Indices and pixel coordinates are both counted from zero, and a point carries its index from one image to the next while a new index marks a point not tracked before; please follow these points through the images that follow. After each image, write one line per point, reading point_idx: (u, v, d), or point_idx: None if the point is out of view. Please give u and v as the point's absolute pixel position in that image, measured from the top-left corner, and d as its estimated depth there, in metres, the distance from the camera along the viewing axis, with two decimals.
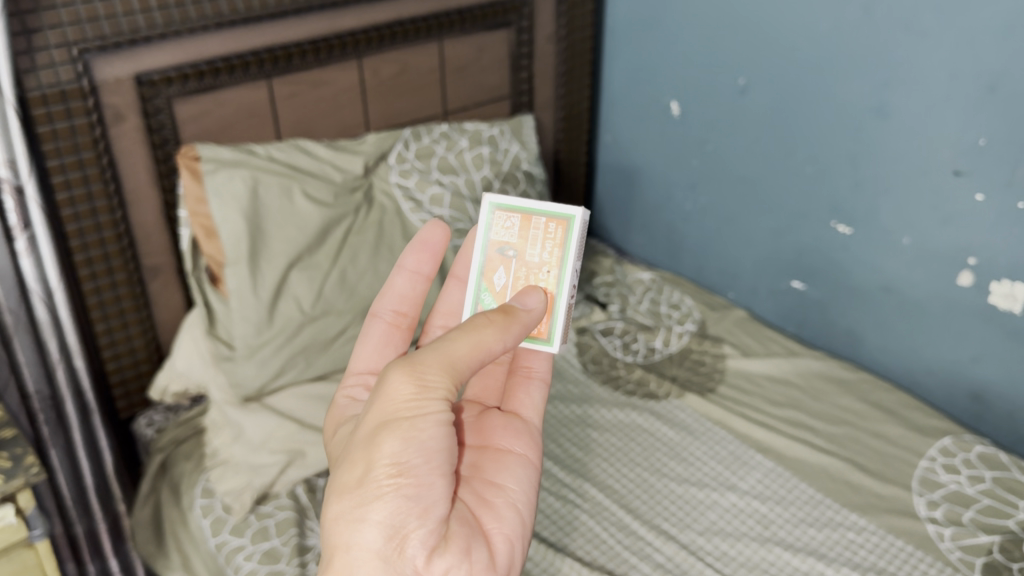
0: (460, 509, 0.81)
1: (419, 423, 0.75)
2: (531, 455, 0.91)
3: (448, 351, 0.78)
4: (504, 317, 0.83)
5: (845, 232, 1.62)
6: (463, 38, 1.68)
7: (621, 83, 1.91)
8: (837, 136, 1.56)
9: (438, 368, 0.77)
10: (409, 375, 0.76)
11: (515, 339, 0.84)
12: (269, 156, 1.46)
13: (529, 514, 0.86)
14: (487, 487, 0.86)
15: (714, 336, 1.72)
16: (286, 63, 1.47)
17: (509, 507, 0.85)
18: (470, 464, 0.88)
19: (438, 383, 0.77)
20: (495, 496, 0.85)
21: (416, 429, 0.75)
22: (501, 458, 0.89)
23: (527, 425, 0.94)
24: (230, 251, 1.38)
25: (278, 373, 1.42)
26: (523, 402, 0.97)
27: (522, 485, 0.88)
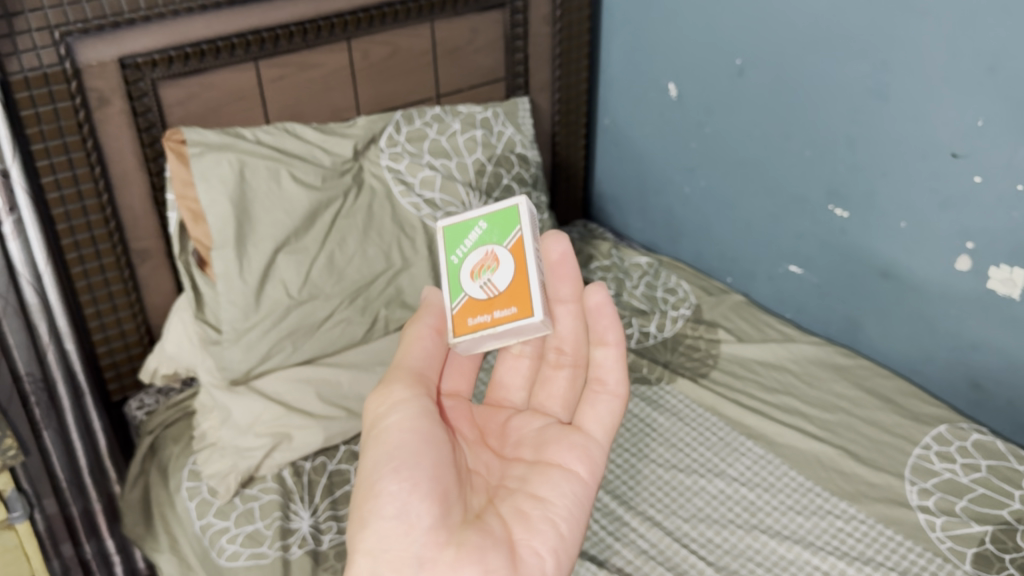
0: (486, 525, 0.85)
1: (382, 440, 0.86)
2: (581, 471, 0.92)
3: (397, 366, 0.93)
4: (416, 312, 0.96)
5: (842, 215, 1.59)
6: (456, 20, 1.66)
7: (619, 64, 1.88)
8: (835, 117, 1.53)
9: (402, 388, 0.90)
10: (379, 402, 0.89)
11: (435, 316, 0.96)
12: (256, 139, 1.46)
13: (568, 529, 0.88)
14: (527, 500, 0.88)
15: (709, 321, 1.70)
16: (273, 45, 1.46)
17: (545, 522, 0.87)
18: (522, 477, 0.92)
19: (402, 401, 0.88)
20: (532, 510, 0.87)
21: (383, 447, 0.85)
22: (548, 473, 0.91)
23: (586, 440, 0.95)
24: (216, 235, 1.38)
25: (264, 358, 1.41)
26: (588, 415, 0.97)
27: (563, 498, 0.89)
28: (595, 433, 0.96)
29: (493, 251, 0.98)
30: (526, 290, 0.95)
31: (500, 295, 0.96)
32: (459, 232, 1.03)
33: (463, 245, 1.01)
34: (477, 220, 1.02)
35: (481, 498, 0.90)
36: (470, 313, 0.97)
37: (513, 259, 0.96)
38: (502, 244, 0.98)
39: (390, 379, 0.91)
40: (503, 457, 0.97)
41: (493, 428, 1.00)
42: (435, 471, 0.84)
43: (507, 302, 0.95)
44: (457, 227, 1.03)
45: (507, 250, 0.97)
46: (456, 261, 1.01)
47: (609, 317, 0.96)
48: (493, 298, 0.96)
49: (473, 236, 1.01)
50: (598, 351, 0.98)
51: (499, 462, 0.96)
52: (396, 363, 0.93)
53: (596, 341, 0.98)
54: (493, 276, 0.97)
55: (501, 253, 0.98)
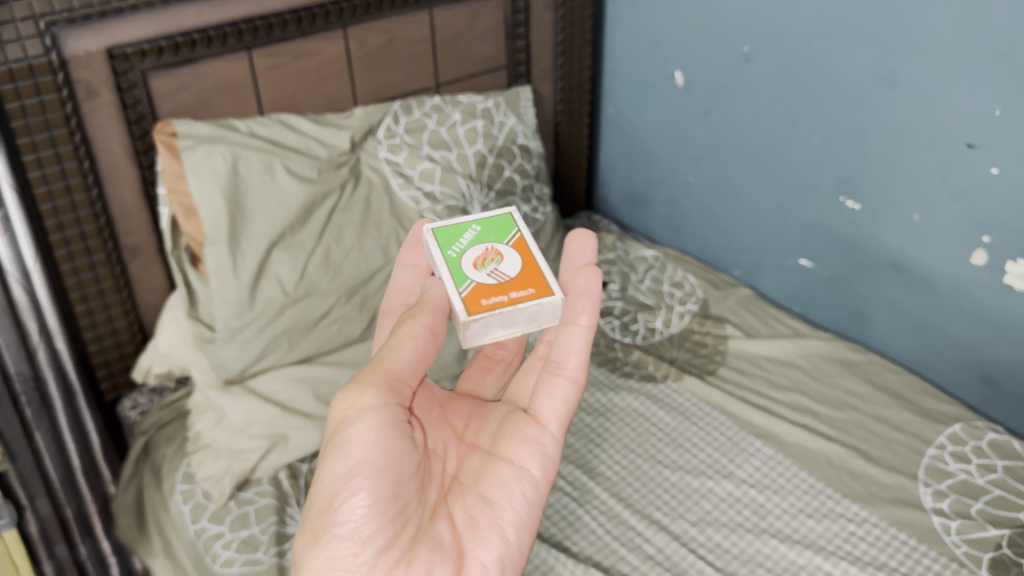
0: (436, 534, 0.84)
1: (345, 452, 0.78)
2: (533, 470, 0.90)
3: (374, 368, 0.80)
4: (409, 309, 0.84)
5: (854, 208, 1.53)
6: (455, 6, 1.61)
7: (623, 52, 1.82)
8: (844, 107, 1.47)
9: (374, 395, 0.78)
10: (347, 404, 0.79)
11: (431, 316, 0.84)
12: (250, 131, 1.42)
13: (515, 532, 0.87)
14: (476, 501, 0.87)
15: (717, 316, 1.65)
16: (267, 34, 1.41)
17: (494, 527, 0.86)
18: (475, 472, 0.90)
19: (371, 412, 0.78)
20: (482, 514, 0.87)
21: (344, 461, 0.78)
22: (499, 471, 0.89)
23: (542, 433, 0.92)
24: (209, 230, 1.35)
25: (259, 357, 1.38)
26: (544, 403, 0.93)
27: (516, 502, 0.88)
28: (549, 425, 0.92)
29: (494, 247, 0.96)
30: (538, 276, 0.94)
31: (511, 279, 0.93)
32: (450, 232, 0.97)
33: (457, 243, 0.96)
34: (469, 224, 0.99)
35: (435, 490, 0.87)
36: (483, 294, 0.91)
37: (519, 254, 0.95)
38: (503, 243, 0.97)
39: (362, 381, 0.79)
40: (463, 440, 0.93)
41: (456, 409, 0.96)
42: (397, 493, 0.79)
43: (522, 284, 0.92)
44: (448, 228, 0.98)
45: (508, 247, 0.96)
46: (452, 254, 0.94)
47: (588, 299, 0.90)
48: (505, 282, 0.93)
49: (468, 236, 0.97)
50: (565, 331, 0.92)
51: (457, 446, 0.92)
52: (375, 364, 0.80)
53: (566, 322, 0.91)
54: (498, 265, 0.94)
55: (502, 248, 0.96)
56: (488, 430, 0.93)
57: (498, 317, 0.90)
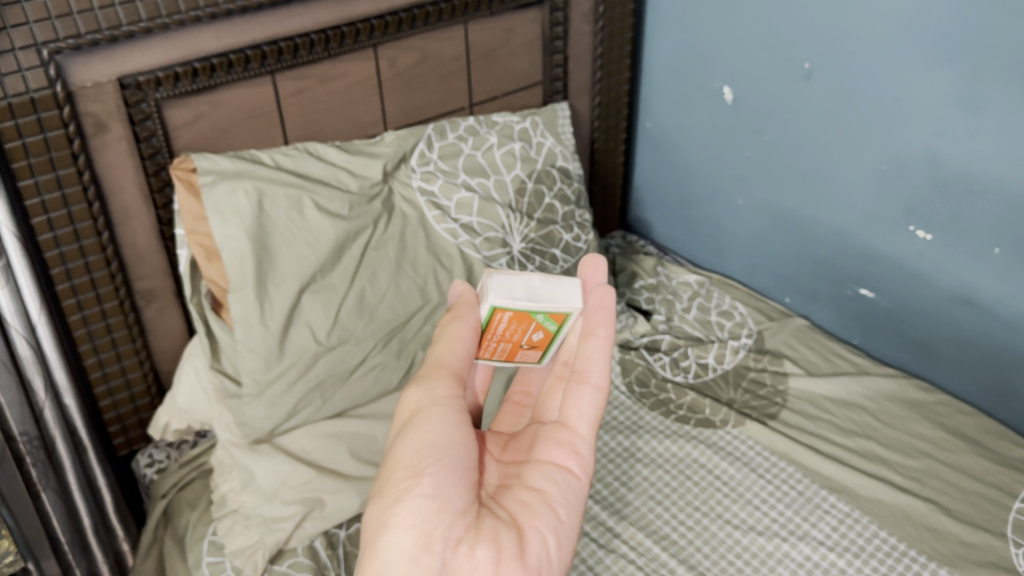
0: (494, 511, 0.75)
1: (423, 426, 0.74)
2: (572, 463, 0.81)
3: (435, 363, 0.79)
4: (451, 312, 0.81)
5: (924, 237, 1.42)
6: (490, 21, 1.49)
7: (663, 64, 1.71)
8: (916, 130, 1.35)
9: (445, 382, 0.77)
10: (417, 392, 0.77)
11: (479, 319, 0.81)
12: (276, 164, 1.30)
13: (567, 514, 0.78)
14: (522, 492, 0.78)
15: (773, 351, 1.55)
16: (292, 56, 1.28)
17: (548, 508, 0.77)
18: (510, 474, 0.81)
19: (445, 395, 0.76)
20: (535, 500, 0.77)
21: (421, 432, 0.74)
22: (541, 467, 0.80)
23: (575, 436, 0.83)
24: (233, 275, 1.22)
25: (290, 414, 1.25)
26: (573, 409, 0.84)
27: (564, 488, 0.79)
28: (580, 427, 0.83)
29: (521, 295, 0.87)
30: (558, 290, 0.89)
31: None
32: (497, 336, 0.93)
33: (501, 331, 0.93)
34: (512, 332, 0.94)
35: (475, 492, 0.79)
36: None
37: None
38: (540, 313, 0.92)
39: (431, 372, 0.78)
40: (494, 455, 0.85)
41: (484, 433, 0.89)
42: (471, 462, 0.74)
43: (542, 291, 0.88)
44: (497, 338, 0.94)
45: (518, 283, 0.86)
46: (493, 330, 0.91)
47: (604, 312, 0.83)
48: None
49: None
50: (582, 343, 0.84)
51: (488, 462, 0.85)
52: (435, 362, 0.79)
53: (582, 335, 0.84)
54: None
55: None
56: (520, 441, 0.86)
57: (517, 281, 0.85)
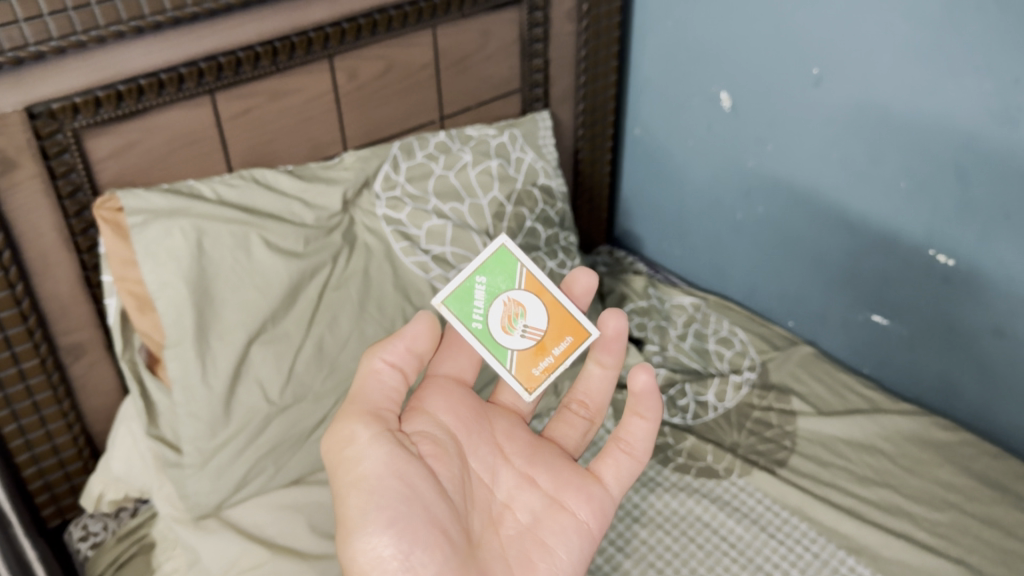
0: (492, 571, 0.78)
1: (360, 486, 0.73)
2: (593, 525, 0.86)
3: (355, 400, 0.78)
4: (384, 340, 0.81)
5: (946, 263, 1.29)
6: (462, 25, 1.32)
7: (655, 66, 1.55)
8: (943, 144, 1.21)
9: (362, 427, 0.75)
10: (340, 447, 0.76)
11: (393, 349, 0.79)
12: (217, 197, 1.13)
13: None
14: (534, 547, 0.83)
15: (779, 386, 1.41)
16: (234, 73, 1.11)
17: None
18: (532, 514, 0.84)
19: (369, 442, 0.75)
20: (540, 561, 0.82)
21: (359, 493, 0.73)
22: (560, 521, 0.85)
23: (604, 492, 0.88)
24: (170, 330, 1.07)
25: (238, 486, 1.10)
26: (609, 468, 0.90)
27: (571, 553, 0.83)
28: (610, 488, 0.89)
29: (511, 297, 0.91)
30: (570, 318, 0.94)
31: (546, 332, 0.93)
32: (463, 299, 0.91)
33: (476, 308, 0.91)
34: (474, 276, 0.91)
35: (483, 521, 0.82)
36: (529, 364, 0.92)
37: (537, 297, 0.92)
38: (515, 288, 0.92)
39: (348, 415, 0.76)
40: (510, 464, 0.87)
41: (501, 425, 0.89)
42: (428, 513, 0.74)
43: (558, 336, 0.93)
44: (458, 293, 0.90)
45: (525, 291, 0.92)
46: (480, 326, 0.90)
47: (656, 402, 0.89)
48: (543, 340, 0.93)
49: (479, 295, 0.91)
50: (629, 420, 0.91)
51: (505, 471, 0.86)
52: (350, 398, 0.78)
53: (631, 413, 0.91)
54: (526, 320, 0.92)
55: (519, 296, 0.92)
56: (552, 470, 0.87)
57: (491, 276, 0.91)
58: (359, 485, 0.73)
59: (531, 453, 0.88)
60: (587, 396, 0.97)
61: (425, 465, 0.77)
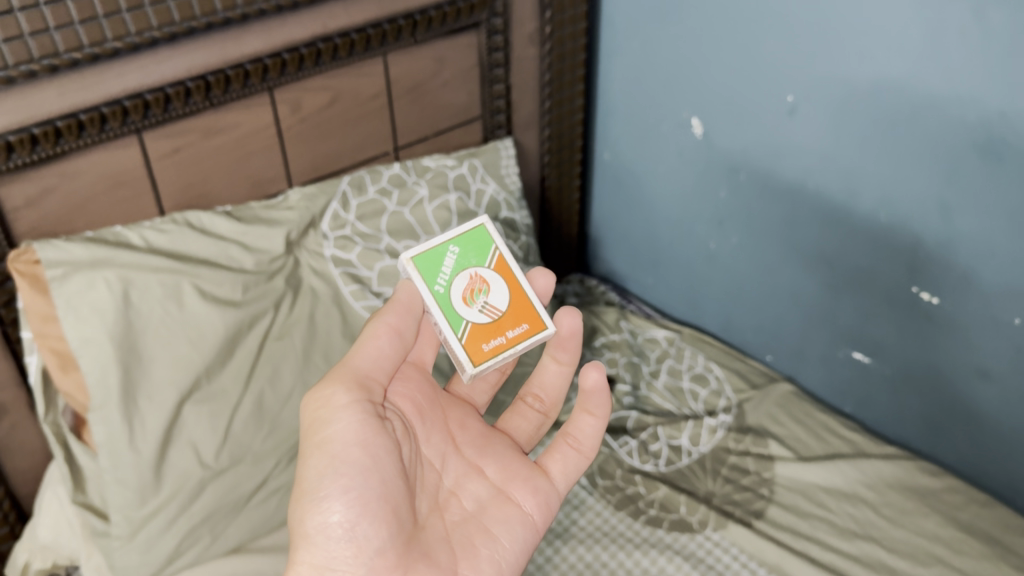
0: (432, 556, 0.75)
1: (325, 450, 0.72)
2: (538, 517, 0.83)
3: (342, 364, 0.76)
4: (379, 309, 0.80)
5: (929, 301, 1.22)
6: (416, 52, 1.25)
7: (623, 89, 1.49)
8: (925, 178, 1.14)
9: (344, 391, 0.73)
10: (316, 406, 0.73)
11: (394, 316, 0.78)
12: (146, 244, 1.05)
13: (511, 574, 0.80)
14: (478, 535, 0.79)
15: (756, 429, 1.34)
16: (162, 111, 1.03)
17: (491, 564, 0.78)
18: (478, 502, 0.82)
19: (346, 408, 0.73)
20: (482, 547, 0.79)
21: (323, 456, 0.71)
22: (506, 510, 0.82)
23: (550, 486, 0.86)
24: (94, 391, 0.99)
25: (172, 556, 1.02)
26: (556, 463, 0.88)
27: (516, 544, 0.80)
28: (556, 481, 0.87)
29: (477, 273, 0.87)
30: (530, 307, 0.89)
31: (504, 315, 0.87)
32: (430, 260, 0.86)
33: (441, 272, 0.86)
34: (446, 243, 0.87)
35: (428, 507, 0.79)
36: (481, 340, 0.84)
37: (504, 279, 0.88)
38: (485, 266, 0.88)
39: (333, 378, 0.75)
40: (461, 453, 0.84)
41: (456, 412, 0.87)
42: (384, 488, 0.72)
43: (516, 320, 0.87)
44: (427, 253, 0.86)
45: (493, 271, 0.88)
46: (441, 290, 0.85)
47: (604, 397, 0.88)
48: (500, 319, 0.86)
49: (448, 262, 0.86)
50: (579, 417, 0.90)
51: (457, 458, 0.84)
52: (342, 362, 0.76)
53: (581, 409, 0.89)
54: (488, 298, 0.87)
55: (487, 274, 0.87)
56: (502, 460, 0.85)
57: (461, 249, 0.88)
58: (325, 446, 0.72)
59: (483, 444, 0.86)
60: (541, 390, 0.95)
61: (394, 439, 0.75)
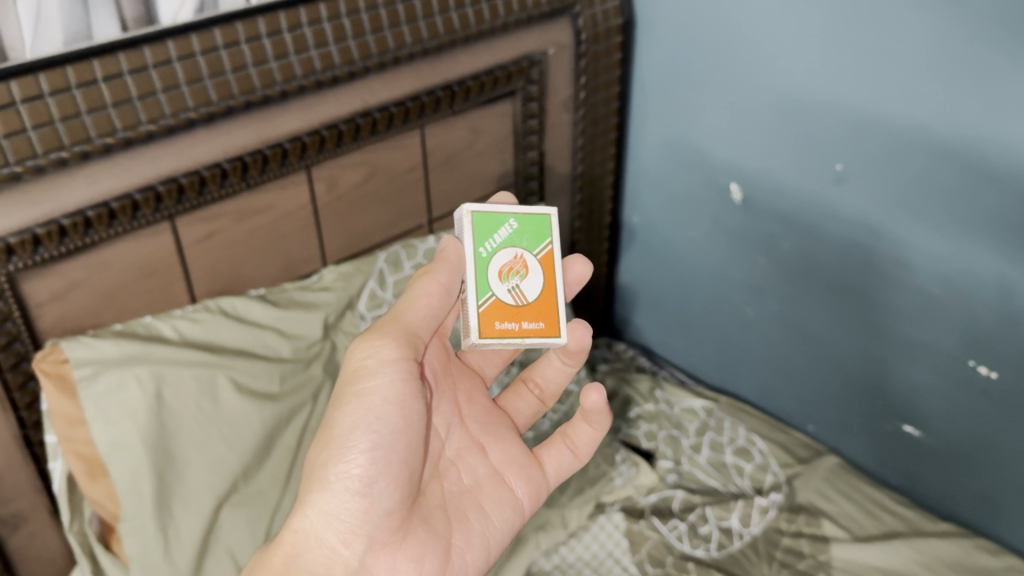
0: (431, 523, 0.81)
1: (362, 401, 0.76)
2: (526, 504, 0.88)
3: (393, 315, 0.80)
4: (427, 267, 0.81)
5: (987, 376, 1.17)
6: (452, 124, 1.21)
7: (654, 152, 1.46)
8: (984, 252, 1.10)
9: (393, 346, 0.77)
10: (364, 354, 0.77)
11: (448, 275, 0.81)
12: (181, 338, 0.98)
13: (496, 549, 0.85)
14: (472, 509, 0.85)
15: (806, 507, 1.29)
16: (197, 195, 0.97)
17: (480, 539, 0.84)
18: (476, 478, 0.87)
19: (391, 363, 0.77)
20: (475, 521, 0.84)
21: (360, 407, 0.76)
22: (500, 493, 0.87)
23: (542, 478, 0.90)
24: (125, 501, 0.91)
25: None
26: (552, 458, 0.92)
27: (504, 524, 0.86)
28: (548, 475, 0.91)
29: (523, 256, 0.86)
30: (555, 308, 0.87)
31: (527, 305, 0.85)
32: (488, 221, 0.85)
33: (490, 238, 0.85)
34: (508, 215, 0.86)
35: (430, 472, 0.84)
36: (497, 317, 0.83)
37: (543, 273, 0.87)
38: (532, 253, 0.87)
39: (382, 328, 0.79)
40: (466, 426, 0.89)
41: (464, 385, 0.91)
42: (407, 452, 0.77)
43: (536, 316, 0.85)
44: (487, 214, 0.85)
45: (537, 261, 0.87)
46: (483, 253, 0.84)
47: (604, 415, 0.91)
48: (522, 306, 0.84)
49: (502, 233, 0.86)
50: (577, 424, 0.93)
51: (462, 430, 0.88)
52: (392, 314, 0.80)
53: (580, 418, 0.93)
54: (522, 283, 0.85)
55: (531, 261, 0.86)
56: (501, 443, 0.90)
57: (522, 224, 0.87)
58: (364, 395, 0.76)
59: (488, 422, 0.90)
60: (542, 380, 0.98)
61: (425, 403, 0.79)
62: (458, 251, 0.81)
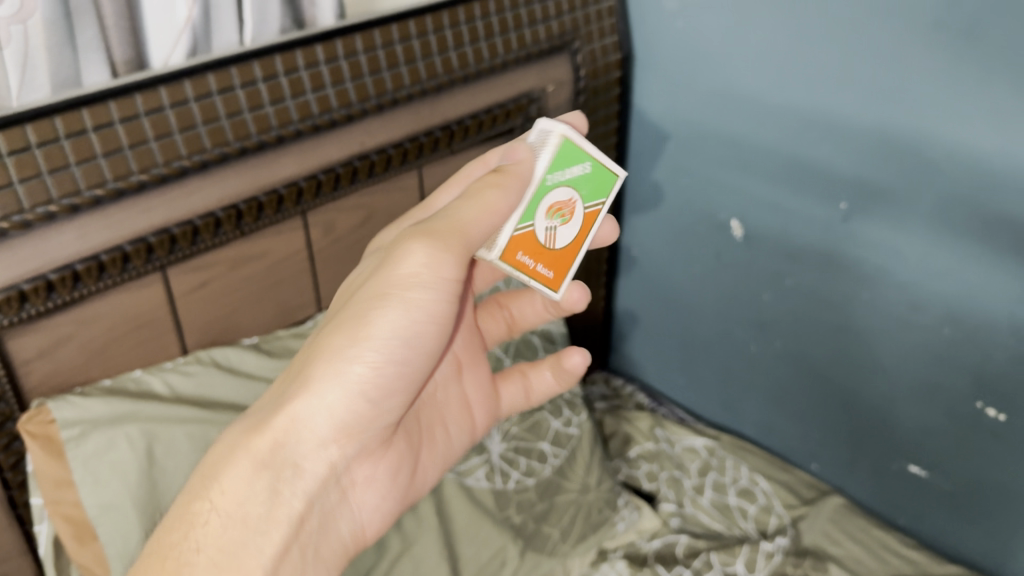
0: (406, 433, 0.81)
1: (402, 313, 0.69)
2: (478, 425, 0.90)
3: (456, 221, 0.69)
4: (497, 176, 0.71)
5: (996, 417, 1.15)
6: (451, 164, 1.20)
7: (653, 186, 1.45)
8: (993, 294, 1.08)
9: (451, 263, 0.69)
10: (414, 259, 0.68)
11: (519, 195, 0.72)
12: (173, 394, 0.95)
13: (444, 462, 0.87)
14: (433, 423, 0.85)
15: (813, 549, 1.26)
16: (190, 244, 0.94)
17: (438, 453, 0.86)
18: (446, 398, 0.86)
19: (440, 280, 0.69)
20: (434, 435, 0.85)
21: (402, 317, 0.69)
22: (456, 405, 0.88)
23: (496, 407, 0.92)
24: (115, 566, 0.87)
25: None
26: (508, 391, 0.93)
27: (456, 441, 0.88)
28: (501, 406, 0.93)
29: (575, 203, 0.78)
30: (569, 264, 0.81)
31: (551, 250, 0.79)
32: (568, 154, 0.75)
33: (558, 171, 0.75)
34: (587, 158, 0.76)
35: None
36: (523, 248, 0.76)
37: (580, 229, 0.80)
38: (585, 204, 0.79)
39: (440, 233, 0.69)
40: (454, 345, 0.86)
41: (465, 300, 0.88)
42: (422, 367, 0.73)
43: (552, 263, 0.80)
44: (573, 149, 0.75)
45: (582, 214, 0.79)
46: (545, 180, 0.74)
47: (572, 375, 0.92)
48: (547, 250, 0.78)
49: (572, 171, 0.76)
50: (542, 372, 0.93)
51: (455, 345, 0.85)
52: (455, 220, 0.69)
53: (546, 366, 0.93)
54: (561, 227, 0.78)
55: (578, 211, 0.79)
56: (471, 358, 0.89)
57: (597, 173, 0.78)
58: (408, 293, 0.69)
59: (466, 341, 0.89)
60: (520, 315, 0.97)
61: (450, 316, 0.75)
62: (530, 168, 0.73)
